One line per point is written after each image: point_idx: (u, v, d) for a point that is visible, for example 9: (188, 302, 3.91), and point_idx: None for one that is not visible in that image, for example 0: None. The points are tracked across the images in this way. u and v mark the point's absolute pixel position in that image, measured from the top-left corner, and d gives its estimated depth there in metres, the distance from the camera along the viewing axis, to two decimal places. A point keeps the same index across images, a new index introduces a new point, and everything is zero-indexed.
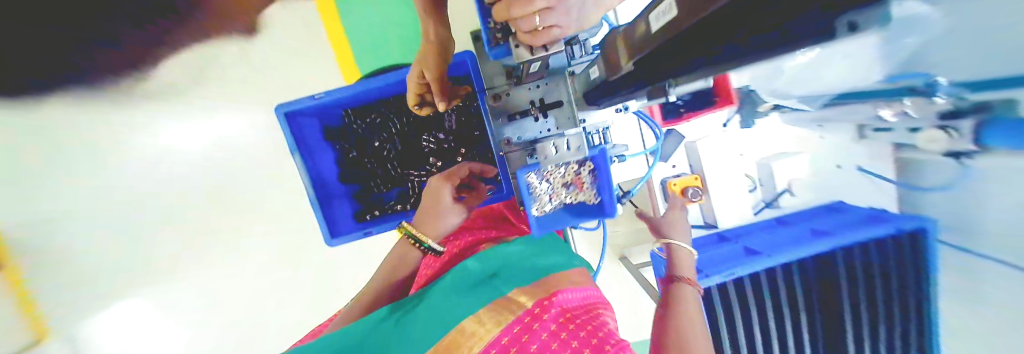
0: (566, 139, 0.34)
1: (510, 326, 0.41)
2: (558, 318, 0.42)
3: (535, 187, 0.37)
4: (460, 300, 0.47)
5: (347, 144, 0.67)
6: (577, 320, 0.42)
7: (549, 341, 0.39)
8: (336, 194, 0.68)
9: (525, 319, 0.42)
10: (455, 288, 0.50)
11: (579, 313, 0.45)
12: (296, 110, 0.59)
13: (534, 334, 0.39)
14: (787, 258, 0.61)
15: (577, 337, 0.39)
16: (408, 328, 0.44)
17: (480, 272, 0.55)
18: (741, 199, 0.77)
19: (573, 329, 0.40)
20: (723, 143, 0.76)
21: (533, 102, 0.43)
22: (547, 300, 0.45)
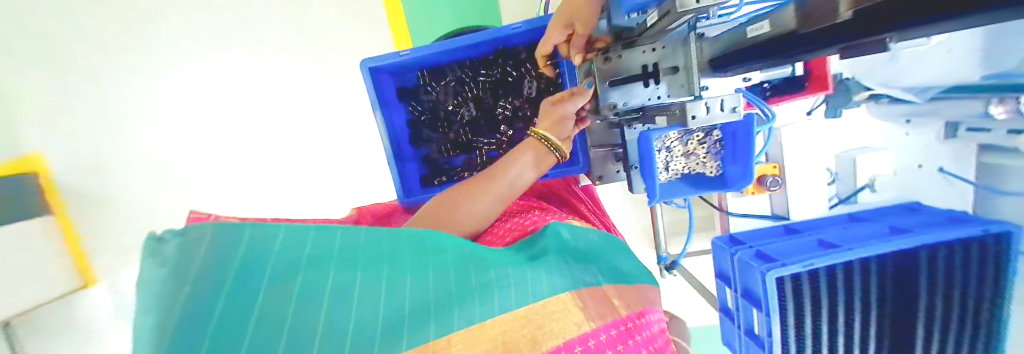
0: (722, 99, 0.36)
1: (606, 328, 0.25)
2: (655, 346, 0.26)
3: (664, 150, 0.43)
4: (533, 274, 0.28)
5: (419, 106, 0.67)
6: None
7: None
8: (408, 155, 0.69)
9: (618, 332, 0.25)
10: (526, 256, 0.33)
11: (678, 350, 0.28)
12: (378, 65, 0.60)
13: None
14: (869, 253, 0.59)
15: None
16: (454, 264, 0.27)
17: (562, 247, 0.36)
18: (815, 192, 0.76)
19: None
20: (807, 132, 0.73)
21: (646, 66, 0.40)
22: (640, 317, 0.28)
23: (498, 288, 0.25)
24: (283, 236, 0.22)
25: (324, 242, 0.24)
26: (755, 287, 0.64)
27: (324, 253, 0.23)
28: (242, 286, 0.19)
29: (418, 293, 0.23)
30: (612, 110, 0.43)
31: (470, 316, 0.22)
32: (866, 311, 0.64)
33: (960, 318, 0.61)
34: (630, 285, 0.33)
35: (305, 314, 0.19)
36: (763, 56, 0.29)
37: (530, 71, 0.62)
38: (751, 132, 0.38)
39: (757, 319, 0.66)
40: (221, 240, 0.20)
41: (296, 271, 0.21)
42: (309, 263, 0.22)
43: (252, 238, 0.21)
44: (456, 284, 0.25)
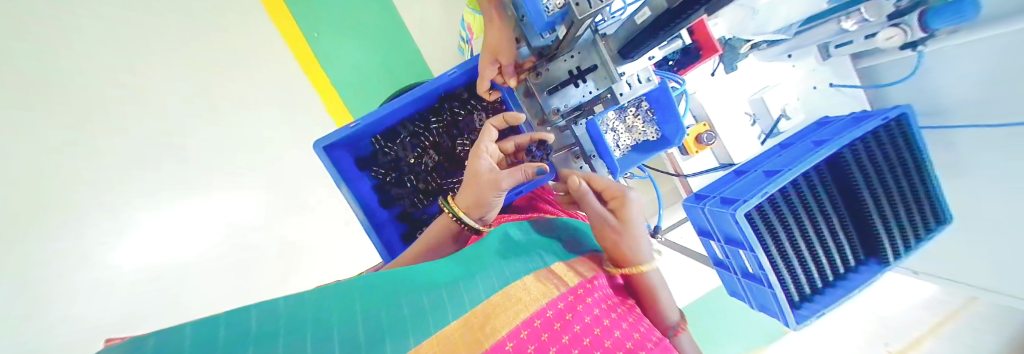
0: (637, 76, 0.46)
1: (555, 302, 0.33)
2: (600, 305, 0.35)
3: (611, 131, 0.50)
4: (470, 283, 0.35)
5: (382, 169, 0.69)
6: (617, 309, 0.36)
7: (593, 324, 0.32)
8: (384, 219, 0.69)
9: (566, 303, 0.33)
10: (473, 260, 0.40)
11: (618, 301, 0.38)
12: (332, 142, 0.62)
13: (579, 315, 0.32)
14: (806, 166, 0.67)
15: (619, 325, 0.33)
16: (414, 284, 0.35)
17: (507, 243, 0.44)
18: (746, 135, 0.88)
19: (616, 318, 0.34)
20: (719, 90, 0.85)
21: (571, 70, 0.47)
22: (590, 284, 0.37)
23: (437, 306, 0.31)
24: (224, 321, 0.24)
25: (294, 301, 0.29)
26: (734, 231, 0.70)
27: (266, 325, 0.25)
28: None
29: (352, 336, 0.27)
30: (557, 114, 0.50)
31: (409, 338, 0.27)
32: (828, 218, 0.71)
33: (902, 199, 0.69)
34: (569, 262, 0.42)
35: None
36: (652, 33, 0.36)
37: (475, 106, 0.67)
38: (670, 96, 0.45)
39: (748, 258, 0.70)
40: (151, 344, 0.21)
41: (242, 345, 0.23)
42: (255, 339, 0.24)
43: (198, 333, 0.23)
44: (390, 317, 0.30)
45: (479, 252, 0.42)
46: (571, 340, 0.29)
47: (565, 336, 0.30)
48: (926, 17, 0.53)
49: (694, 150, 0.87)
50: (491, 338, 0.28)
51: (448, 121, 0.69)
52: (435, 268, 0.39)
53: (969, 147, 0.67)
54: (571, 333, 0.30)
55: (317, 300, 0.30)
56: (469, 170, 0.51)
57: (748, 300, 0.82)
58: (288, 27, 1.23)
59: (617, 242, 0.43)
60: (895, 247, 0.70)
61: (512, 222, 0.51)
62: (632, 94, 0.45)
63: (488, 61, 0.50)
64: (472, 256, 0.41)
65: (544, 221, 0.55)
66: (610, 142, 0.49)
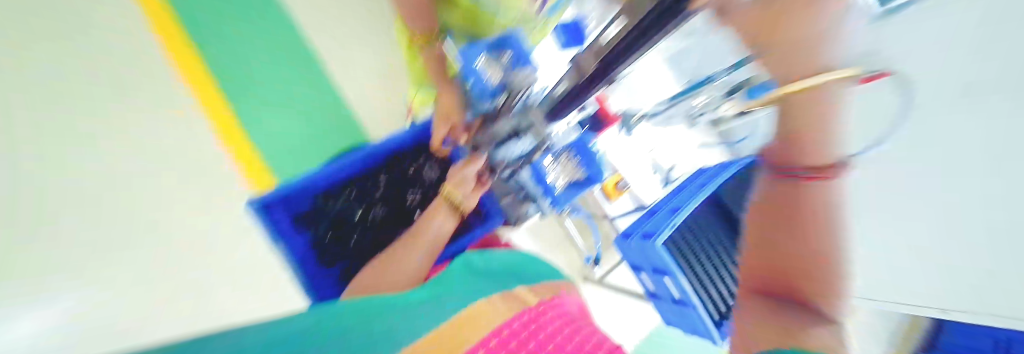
0: (563, 129, 0.58)
1: (520, 315, 0.36)
2: (558, 322, 0.37)
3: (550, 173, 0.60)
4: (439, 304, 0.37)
5: (323, 226, 0.66)
6: (576, 331, 0.37)
7: (555, 334, 0.34)
8: (322, 282, 0.63)
9: (529, 316, 0.37)
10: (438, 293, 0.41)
11: (577, 322, 0.39)
12: (270, 199, 0.59)
13: (542, 325, 0.35)
14: (695, 203, 0.87)
15: (576, 337, 0.35)
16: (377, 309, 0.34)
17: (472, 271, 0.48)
18: (650, 181, 1.09)
19: (574, 331, 0.36)
20: (623, 147, 1.06)
21: (509, 130, 0.56)
22: (548, 302, 0.41)
23: (411, 322, 0.32)
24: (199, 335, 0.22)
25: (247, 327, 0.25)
26: (658, 261, 0.82)
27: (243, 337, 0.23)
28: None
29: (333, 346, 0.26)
30: (503, 163, 0.60)
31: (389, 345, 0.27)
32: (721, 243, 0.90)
33: None
34: (532, 286, 0.45)
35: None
36: (566, 103, 0.49)
37: (426, 160, 0.73)
38: (590, 144, 0.60)
39: (673, 283, 0.83)
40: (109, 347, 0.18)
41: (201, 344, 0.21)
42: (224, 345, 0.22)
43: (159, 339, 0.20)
44: (366, 332, 0.30)
45: (444, 282, 0.44)
46: (538, 346, 0.32)
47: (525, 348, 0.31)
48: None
49: (614, 195, 1.05)
50: (466, 343, 0.29)
51: (397, 175, 0.72)
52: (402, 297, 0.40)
53: None
54: (539, 341, 0.32)
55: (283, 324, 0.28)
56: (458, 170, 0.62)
57: (681, 326, 0.92)
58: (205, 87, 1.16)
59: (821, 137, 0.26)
60: None
61: (473, 254, 0.54)
62: (561, 143, 0.57)
63: (441, 123, 0.58)
64: (437, 285, 0.43)
65: (501, 256, 0.56)
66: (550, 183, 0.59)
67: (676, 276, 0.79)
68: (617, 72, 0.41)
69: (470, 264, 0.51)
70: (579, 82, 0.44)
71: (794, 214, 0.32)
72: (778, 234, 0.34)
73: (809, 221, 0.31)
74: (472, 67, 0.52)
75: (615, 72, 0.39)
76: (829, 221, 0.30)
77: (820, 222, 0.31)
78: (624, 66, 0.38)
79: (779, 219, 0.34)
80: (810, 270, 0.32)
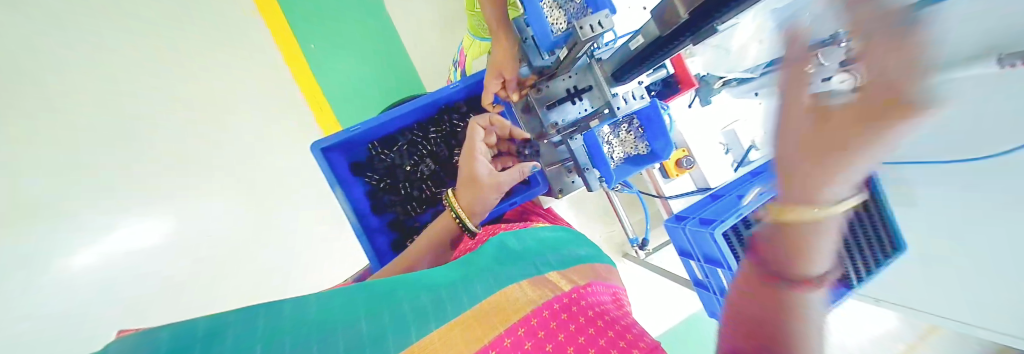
0: (630, 93, 0.50)
1: (550, 302, 0.36)
2: (592, 310, 0.35)
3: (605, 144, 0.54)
4: (467, 286, 0.38)
5: (375, 174, 0.69)
6: (610, 316, 0.35)
7: (588, 325, 0.33)
8: (374, 226, 0.68)
9: (561, 304, 0.36)
10: (464, 274, 0.42)
11: (611, 308, 0.38)
12: (329, 145, 0.62)
13: (573, 315, 0.34)
14: (775, 192, 0.74)
15: (615, 327, 0.33)
16: (399, 291, 0.37)
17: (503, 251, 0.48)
18: (722, 161, 0.95)
19: (612, 318, 0.34)
20: (695, 120, 0.93)
21: (568, 89, 0.53)
22: (582, 289, 0.40)
23: (435, 306, 0.34)
24: (232, 320, 0.28)
25: (273, 314, 0.30)
26: (712, 250, 0.74)
27: (269, 329, 0.28)
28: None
29: (356, 335, 0.30)
30: (555, 128, 0.54)
31: (410, 336, 0.30)
32: None
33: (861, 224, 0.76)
34: (564, 271, 0.44)
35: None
36: (640, 63, 0.42)
37: (475, 119, 0.70)
38: (659, 114, 0.51)
39: (726, 277, 0.74)
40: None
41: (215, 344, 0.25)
42: (263, 340, 0.27)
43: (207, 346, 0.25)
44: (389, 313, 0.33)
45: (475, 262, 0.45)
46: (566, 338, 0.31)
47: (547, 344, 0.30)
48: None
49: (674, 173, 0.93)
50: (486, 337, 0.30)
51: (445, 133, 0.71)
52: (431, 275, 0.42)
53: None
54: (566, 332, 0.32)
55: (319, 310, 0.32)
56: (468, 172, 0.54)
57: None
58: (278, 20, 1.16)
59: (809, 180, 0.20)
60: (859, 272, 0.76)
61: (507, 233, 0.54)
62: (625, 111, 0.50)
63: (492, 78, 0.54)
64: (468, 265, 0.44)
65: (535, 232, 0.56)
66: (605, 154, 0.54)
67: (731, 269, 0.71)
68: (713, 25, 0.32)
69: (504, 243, 0.51)
70: (659, 37, 0.36)
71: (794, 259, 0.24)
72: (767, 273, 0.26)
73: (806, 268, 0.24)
74: (530, 15, 0.45)
75: (713, 24, 0.31)
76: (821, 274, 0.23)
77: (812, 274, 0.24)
78: (727, 16, 0.30)
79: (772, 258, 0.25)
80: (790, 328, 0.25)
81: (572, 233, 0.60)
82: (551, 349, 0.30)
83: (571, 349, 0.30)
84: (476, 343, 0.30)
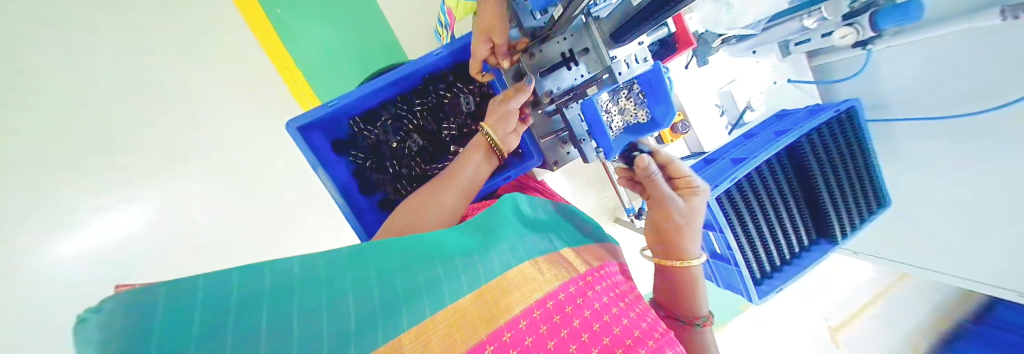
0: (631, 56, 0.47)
1: (567, 285, 0.35)
2: (607, 296, 0.37)
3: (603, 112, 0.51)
4: (484, 255, 0.36)
5: (359, 151, 0.65)
6: (621, 305, 0.37)
7: (603, 312, 0.34)
8: (363, 206, 0.65)
9: (577, 287, 0.36)
10: (481, 239, 0.40)
11: (620, 293, 0.39)
12: (306, 122, 0.57)
13: (588, 300, 0.35)
14: (769, 154, 0.73)
15: (627, 315, 0.35)
16: (415, 251, 0.34)
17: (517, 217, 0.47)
18: (717, 125, 0.94)
19: (623, 306, 0.37)
20: (692, 83, 0.90)
21: (563, 53, 0.48)
22: (597, 272, 0.41)
23: (451, 275, 0.32)
24: (237, 279, 0.24)
25: (280, 272, 0.26)
26: (706, 215, 0.75)
27: (278, 292, 0.25)
28: (173, 345, 0.19)
29: (369, 301, 0.28)
30: (549, 96, 0.50)
31: (425, 310, 0.28)
32: (787, 204, 0.79)
33: (849, 183, 0.77)
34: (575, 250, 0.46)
35: (273, 334, 0.22)
36: (641, 22, 0.39)
37: (462, 89, 0.66)
38: (661, 78, 0.49)
39: (717, 239, 0.76)
40: (164, 304, 0.19)
41: (222, 314, 0.21)
42: (271, 295, 0.24)
43: (209, 287, 0.22)
44: (407, 280, 0.30)
45: (491, 227, 0.43)
46: (581, 324, 0.32)
47: (564, 329, 0.31)
48: (878, 17, 0.60)
49: (669, 139, 0.91)
50: (505, 317, 0.30)
51: (431, 105, 0.66)
52: (446, 237, 0.40)
53: (911, 137, 0.77)
54: (581, 318, 0.32)
55: (329, 262, 0.29)
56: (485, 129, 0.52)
57: (716, 279, 0.89)
58: None
59: (678, 226, 0.47)
60: (842, 227, 0.78)
61: (523, 197, 0.53)
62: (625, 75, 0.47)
63: (480, 41, 0.49)
64: (482, 231, 0.42)
65: (539, 204, 0.55)
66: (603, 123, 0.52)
67: (723, 232, 0.72)
68: None
69: (520, 209, 0.50)
70: None
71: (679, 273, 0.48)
72: (671, 280, 0.50)
73: (683, 279, 0.49)
74: None
75: None
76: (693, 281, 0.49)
77: (686, 281, 0.49)
78: None
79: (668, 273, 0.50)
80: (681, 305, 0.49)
81: (569, 213, 0.60)
82: (567, 336, 0.30)
83: (586, 337, 0.31)
84: (490, 326, 0.29)
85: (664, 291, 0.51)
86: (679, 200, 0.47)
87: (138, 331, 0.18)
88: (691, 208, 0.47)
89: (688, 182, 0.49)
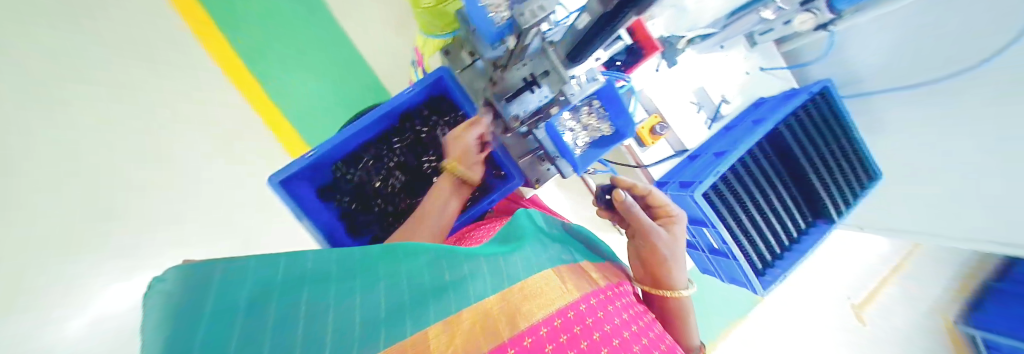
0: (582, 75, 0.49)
1: (587, 297, 0.35)
2: (625, 310, 0.37)
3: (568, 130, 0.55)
4: (510, 258, 0.36)
5: (345, 195, 0.67)
6: (635, 318, 0.37)
7: (621, 327, 0.33)
8: (353, 248, 0.66)
9: (597, 300, 0.35)
10: (507, 245, 0.40)
11: (637, 309, 0.40)
12: (289, 175, 0.59)
13: (606, 314, 0.34)
14: (745, 146, 0.75)
15: (645, 334, 0.36)
16: (447, 250, 0.34)
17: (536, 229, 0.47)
18: (697, 121, 0.95)
19: (643, 327, 0.37)
20: (665, 85, 0.92)
21: (525, 78, 0.49)
22: (616, 287, 0.41)
23: (477, 275, 0.31)
24: (283, 262, 0.28)
25: (321, 257, 0.29)
26: (695, 211, 0.75)
27: (316, 277, 0.28)
28: (222, 313, 0.23)
29: (396, 294, 0.28)
30: (517, 120, 0.53)
31: (450, 305, 0.27)
32: (778, 187, 0.78)
33: (835, 161, 0.78)
34: (596, 263, 0.46)
35: (307, 317, 0.24)
36: (588, 43, 0.41)
37: (437, 121, 0.67)
38: (617, 93, 0.51)
39: (712, 235, 0.76)
40: (221, 279, 0.25)
41: (264, 295, 0.25)
42: (308, 281, 0.27)
43: (259, 273, 0.26)
44: (433, 279, 0.30)
45: (515, 235, 0.43)
46: (601, 337, 0.31)
47: (584, 341, 0.29)
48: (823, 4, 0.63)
49: (650, 141, 0.93)
50: (524, 320, 0.28)
51: (409, 141, 0.68)
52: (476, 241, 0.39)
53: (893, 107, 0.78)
54: (601, 331, 0.31)
55: (369, 253, 0.31)
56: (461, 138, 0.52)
57: (718, 274, 0.88)
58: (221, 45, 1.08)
59: (670, 257, 0.47)
60: (836, 205, 0.78)
61: (538, 211, 0.53)
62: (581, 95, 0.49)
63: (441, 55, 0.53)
64: (506, 240, 0.43)
65: (553, 218, 0.56)
66: (569, 140, 0.55)
67: (713, 226, 0.72)
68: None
69: (537, 220, 0.51)
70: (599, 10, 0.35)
71: (676, 300, 0.48)
72: (666, 307, 0.49)
73: (682, 306, 0.49)
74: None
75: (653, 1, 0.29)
76: (687, 306, 0.50)
77: (685, 308, 0.50)
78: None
79: (664, 302, 0.49)
80: (680, 331, 0.50)
81: (585, 227, 0.60)
82: (587, 347, 0.29)
83: (605, 349, 0.30)
84: (514, 328, 0.27)
85: (657, 316, 0.50)
86: (661, 230, 0.47)
87: (197, 293, 0.23)
88: (673, 236, 0.48)
89: (667, 213, 0.51)
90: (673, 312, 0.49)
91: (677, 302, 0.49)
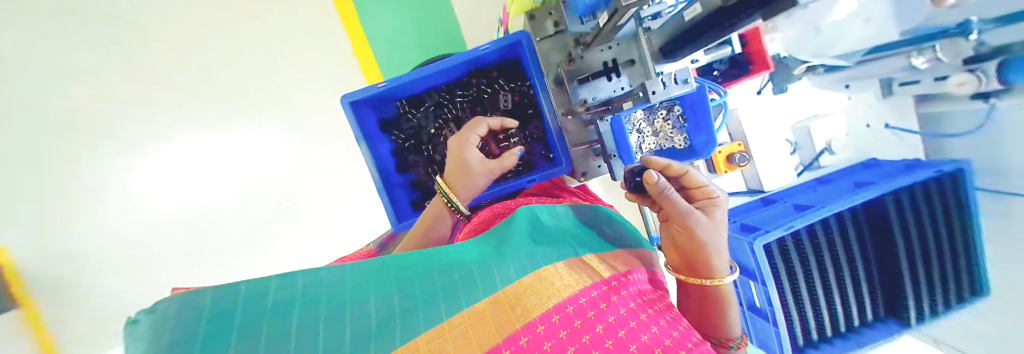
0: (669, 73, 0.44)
1: (589, 289, 0.34)
2: (634, 299, 0.34)
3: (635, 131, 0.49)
4: (501, 263, 0.36)
5: (401, 132, 0.70)
6: (649, 309, 0.34)
7: (629, 318, 0.31)
8: (396, 183, 0.70)
9: (601, 291, 0.34)
10: (499, 249, 0.40)
11: (652, 300, 0.36)
12: (359, 99, 0.63)
13: (612, 305, 0.32)
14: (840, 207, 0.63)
15: (658, 322, 0.32)
16: (433, 263, 0.35)
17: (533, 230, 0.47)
18: (783, 164, 0.83)
19: (653, 313, 0.33)
20: (764, 113, 0.80)
21: (606, 62, 0.46)
22: (623, 276, 0.38)
23: (468, 284, 0.32)
24: (272, 287, 0.27)
25: (309, 278, 0.29)
26: (749, 261, 0.67)
27: (309, 294, 0.28)
28: (218, 338, 0.23)
29: (388, 303, 0.29)
30: (584, 106, 0.50)
31: (442, 312, 0.28)
32: (852, 268, 0.67)
33: (938, 258, 0.64)
34: (602, 255, 0.45)
35: (301, 333, 0.25)
36: (690, 39, 0.36)
37: (503, 86, 0.67)
38: (705, 102, 0.45)
39: (757, 291, 0.68)
40: (207, 308, 0.23)
41: (259, 316, 0.25)
42: (301, 299, 0.27)
43: (248, 294, 0.26)
44: (423, 290, 0.31)
45: (508, 236, 0.43)
46: (604, 330, 0.29)
47: (586, 334, 0.28)
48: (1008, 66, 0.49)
49: (723, 170, 0.80)
50: (522, 319, 0.28)
51: (472, 98, 0.69)
52: (463, 251, 0.40)
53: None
54: (605, 323, 0.30)
55: (354, 273, 0.32)
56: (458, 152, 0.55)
57: (749, 334, 0.79)
58: None
59: (712, 245, 0.43)
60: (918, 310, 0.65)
61: (540, 207, 0.55)
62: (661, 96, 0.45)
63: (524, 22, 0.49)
64: (503, 243, 0.42)
65: (559, 212, 0.56)
66: (633, 142, 0.49)
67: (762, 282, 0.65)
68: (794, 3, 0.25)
69: (538, 218, 0.51)
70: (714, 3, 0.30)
71: (715, 291, 0.44)
72: (704, 299, 0.45)
73: (726, 300, 0.44)
74: None
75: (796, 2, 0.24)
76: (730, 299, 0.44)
77: (726, 301, 0.44)
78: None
79: (701, 292, 0.45)
80: (722, 327, 0.44)
81: (598, 215, 0.59)
82: (588, 341, 0.28)
83: (610, 343, 0.28)
84: (508, 329, 0.27)
85: (694, 310, 0.46)
86: (699, 215, 0.42)
87: (190, 328, 0.22)
88: (714, 221, 0.43)
89: (706, 193, 0.44)
90: (712, 303, 0.44)
91: (716, 293, 0.44)
